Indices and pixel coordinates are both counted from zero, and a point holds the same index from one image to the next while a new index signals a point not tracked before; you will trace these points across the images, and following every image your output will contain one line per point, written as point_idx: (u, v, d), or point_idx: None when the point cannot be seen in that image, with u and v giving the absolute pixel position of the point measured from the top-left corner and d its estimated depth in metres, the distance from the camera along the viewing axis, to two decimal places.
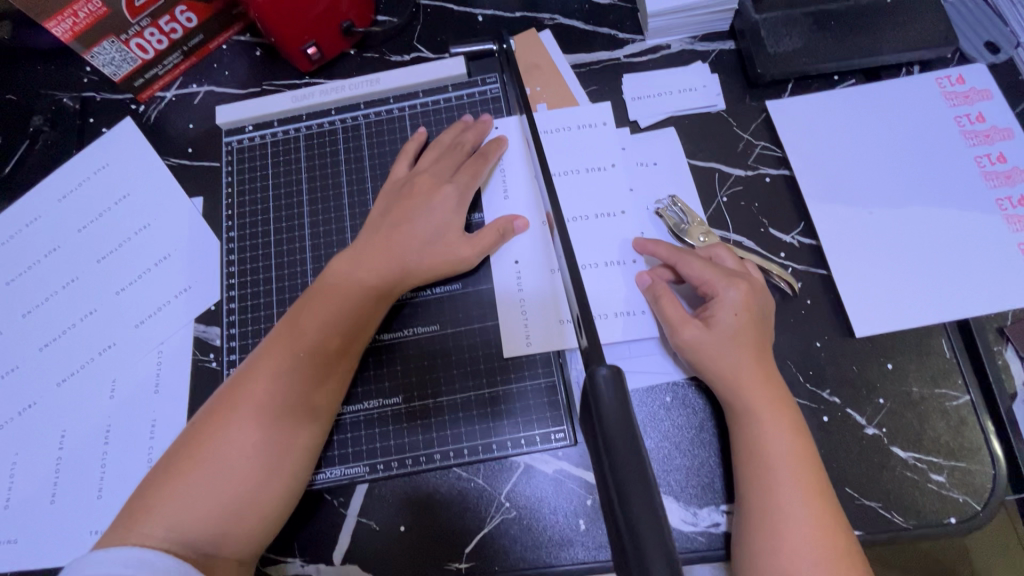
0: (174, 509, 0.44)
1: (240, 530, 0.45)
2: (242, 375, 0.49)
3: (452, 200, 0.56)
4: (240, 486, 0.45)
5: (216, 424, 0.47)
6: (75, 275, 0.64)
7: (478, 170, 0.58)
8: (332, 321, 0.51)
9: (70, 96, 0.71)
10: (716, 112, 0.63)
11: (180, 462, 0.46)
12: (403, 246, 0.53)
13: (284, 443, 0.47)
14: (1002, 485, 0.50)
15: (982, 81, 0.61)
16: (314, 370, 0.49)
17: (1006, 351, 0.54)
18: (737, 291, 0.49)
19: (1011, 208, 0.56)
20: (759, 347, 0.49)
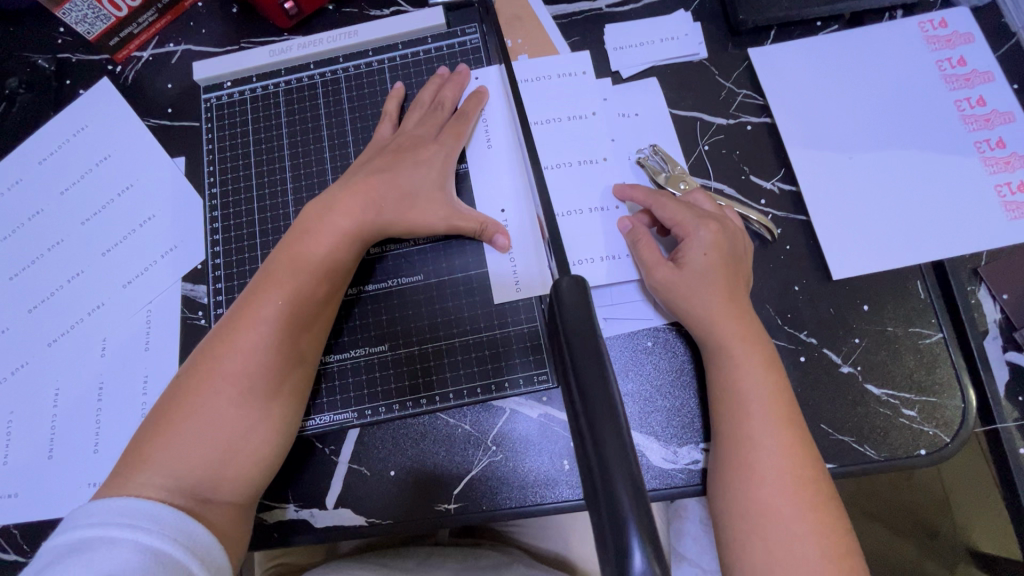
0: (167, 455, 0.45)
1: (233, 474, 0.47)
2: (229, 324, 0.49)
3: (436, 157, 0.56)
4: (231, 430, 0.47)
5: (203, 373, 0.48)
6: (60, 237, 0.65)
7: (463, 130, 0.58)
8: (316, 268, 0.51)
9: (44, 57, 0.69)
10: (698, 60, 0.62)
11: (170, 410, 0.47)
12: (386, 197, 0.53)
13: (275, 387, 0.49)
14: (971, 417, 0.51)
15: (965, 25, 0.61)
16: (302, 316, 0.50)
17: (979, 291, 0.55)
18: (709, 234, 0.51)
19: (990, 151, 0.57)
20: (732, 283, 0.50)
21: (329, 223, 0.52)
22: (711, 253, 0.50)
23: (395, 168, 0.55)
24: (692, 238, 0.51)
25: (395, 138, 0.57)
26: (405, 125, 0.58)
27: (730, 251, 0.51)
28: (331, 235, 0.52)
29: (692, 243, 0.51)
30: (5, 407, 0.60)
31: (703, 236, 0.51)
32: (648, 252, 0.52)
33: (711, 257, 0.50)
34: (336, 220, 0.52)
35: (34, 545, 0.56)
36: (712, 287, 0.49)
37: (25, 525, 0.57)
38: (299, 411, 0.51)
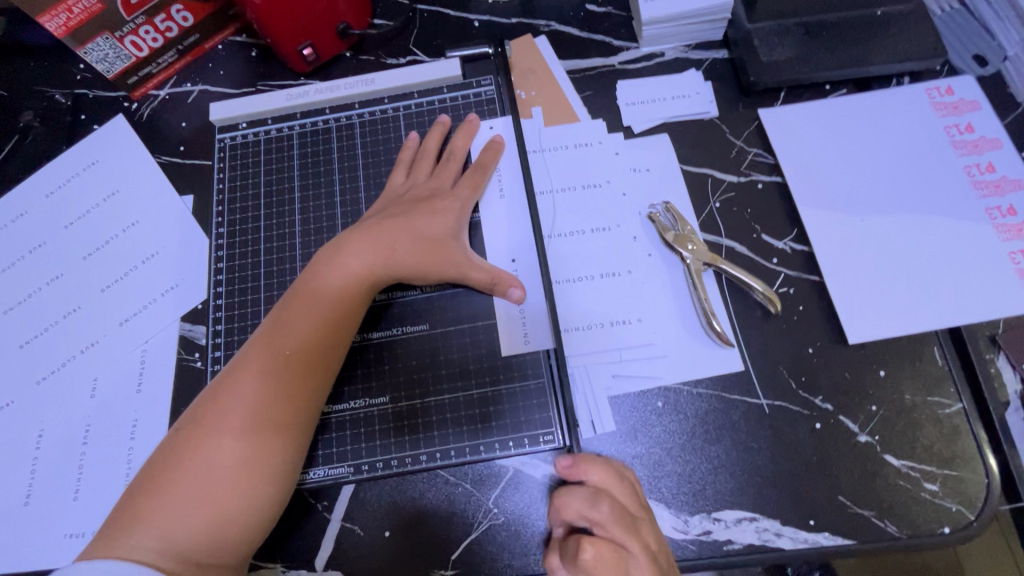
0: (162, 512, 0.43)
1: (228, 533, 0.44)
2: (231, 375, 0.48)
3: (449, 208, 0.55)
4: (227, 487, 0.44)
5: (202, 423, 0.46)
6: (60, 272, 0.63)
7: (479, 182, 0.57)
8: (322, 316, 0.50)
9: (62, 93, 0.70)
10: (709, 118, 0.63)
11: (167, 463, 0.45)
12: (402, 245, 0.53)
13: (272, 443, 0.46)
14: (995, 493, 0.49)
15: (971, 93, 0.62)
16: (304, 367, 0.49)
17: (997, 359, 0.53)
18: (619, 525, 0.42)
19: (1001, 217, 0.57)
20: (635, 526, 0.43)
21: (341, 269, 0.52)
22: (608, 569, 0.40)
23: (412, 217, 0.54)
24: (584, 497, 0.44)
25: (409, 189, 0.57)
26: (416, 175, 0.58)
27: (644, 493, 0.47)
28: (341, 281, 0.51)
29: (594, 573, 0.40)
30: None
31: (644, 553, 0.41)
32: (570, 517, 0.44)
33: (626, 502, 0.45)
34: (349, 265, 0.52)
35: None
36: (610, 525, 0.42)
37: None
38: (298, 466, 0.48)
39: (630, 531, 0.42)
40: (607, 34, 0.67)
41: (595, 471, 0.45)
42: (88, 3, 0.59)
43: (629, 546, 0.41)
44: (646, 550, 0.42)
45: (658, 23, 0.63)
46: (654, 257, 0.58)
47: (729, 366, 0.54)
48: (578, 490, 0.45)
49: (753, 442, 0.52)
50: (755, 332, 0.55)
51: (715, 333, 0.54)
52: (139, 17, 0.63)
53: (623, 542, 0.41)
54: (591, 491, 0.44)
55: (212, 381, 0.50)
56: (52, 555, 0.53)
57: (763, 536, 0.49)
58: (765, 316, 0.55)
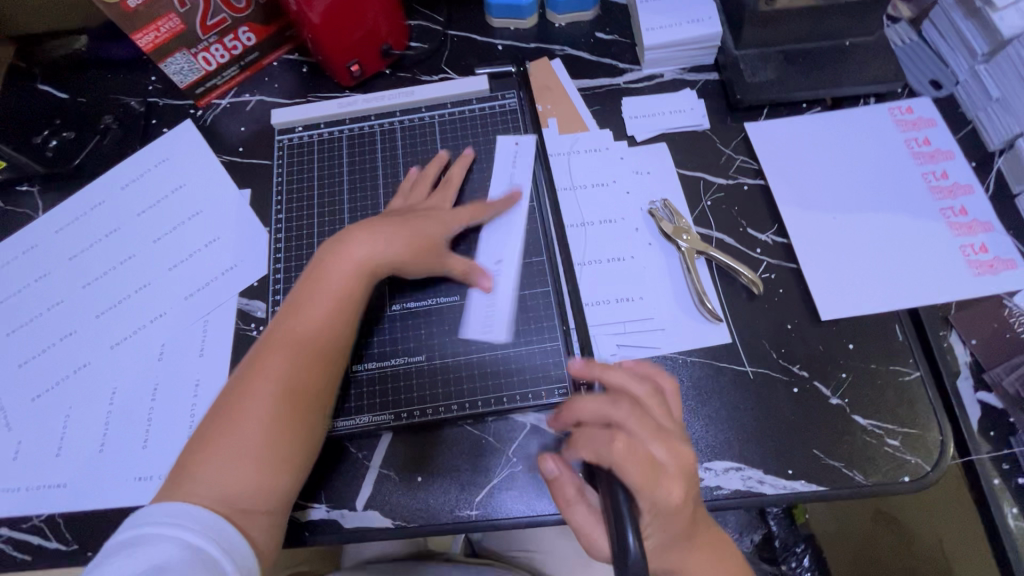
0: (208, 472, 0.50)
1: (267, 486, 0.51)
2: (260, 354, 0.54)
3: (444, 216, 0.63)
4: (265, 446, 0.51)
5: (234, 399, 0.52)
6: (132, 253, 0.72)
7: (481, 208, 0.64)
8: (335, 300, 0.57)
9: (136, 100, 0.81)
10: (702, 130, 0.73)
11: (209, 432, 0.52)
12: (402, 242, 0.59)
13: (298, 409, 0.53)
14: (949, 448, 0.57)
15: (928, 111, 0.72)
16: (322, 342, 0.55)
17: (950, 336, 0.62)
18: (644, 428, 0.47)
19: (954, 216, 0.66)
20: (662, 433, 0.47)
21: (352, 258, 0.58)
22: (633, 462, 0.44)
23: (414, 220, 0.61)
24: (613, 404, 0.48)
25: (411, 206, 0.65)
26: (415, 197, 0.66)
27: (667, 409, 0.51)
28: (347, 268, 0.57)
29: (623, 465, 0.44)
30: (64, 403, 0.65)
31: (666, 450, 0.46)
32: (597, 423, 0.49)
33: (652, 410, 0.49)
34: (358, 256, 0.58)
35: (76, 534, 0.60)
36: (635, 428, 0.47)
37: (70, 515, 0.61)
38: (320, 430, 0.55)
39: (653, 432, 0.47)
40: (613, 58, 0.77)
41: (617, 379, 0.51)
42: (173, 24, 0.69)
43: (655, 448, 0.46)
44: (670, 452, 0.46)
45: (658, 49, 0.73)
46: (654, 246, 0.66)
47: (719, 338, 0.62)
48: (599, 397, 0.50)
49: (739, 403, 0.60)
50: (742, 310, 0.63)
51: (706, 310, 0.62)
52: (212, 37, 0.74)
53: (648, 442, 0.46)
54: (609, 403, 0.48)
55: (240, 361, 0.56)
56: (124, 494, 0.61)
57: (747, 483, 0.56)
58: (750, 296, 0.64)
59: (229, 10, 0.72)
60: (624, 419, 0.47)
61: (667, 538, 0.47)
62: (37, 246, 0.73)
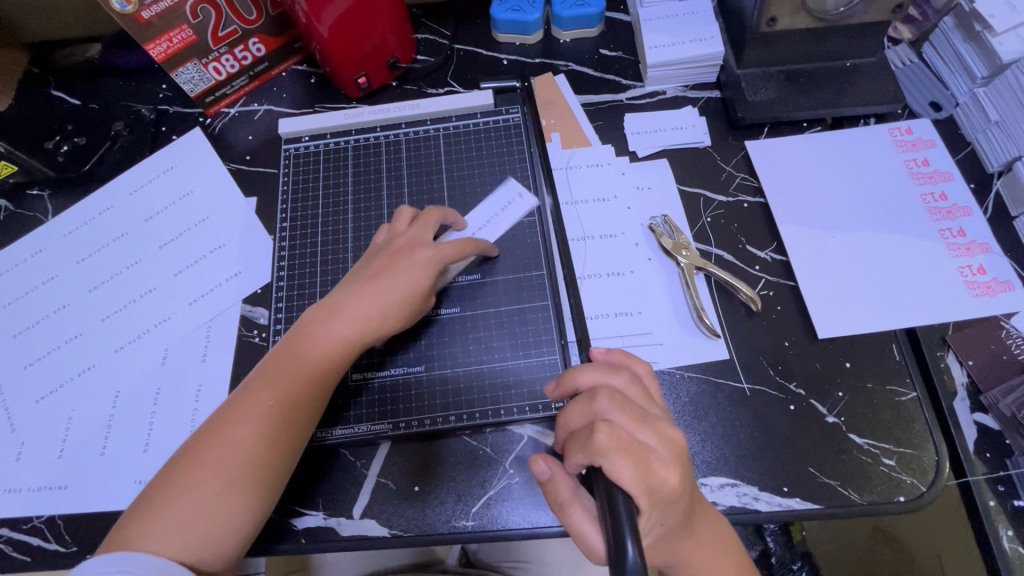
0: (161, 528, 0.50)
1: (216, 548, 0.51)
2: (226, 416, 0.54)
3: (425, 256, 0.59)
4: (211, 511, 0.51)
5: (198, 457, 0.53)
6: (138, 258, 0.73)
7: (464, 244, 0.61)
8: (305, 372, 0.56)
9: (147, 108, 0.82)
10: (703, 147, 0.74)
11: (165, 486, 0.52)
12: (384, 306, 0.57)
13: (250, 476, 0.53)
14: (944, 469, 0.57)
15: (927, 133, 0.72)
16: (285, 414, 0.55)
17: (948, 356, 0.62)
18: (628, 415, 0.43)
19: (952, 237, 0.66)
20: (647, 418, 0.43)
21: (335, 327, 0.56)
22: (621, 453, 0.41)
23: (397, 264, 0.59)
24: (591, 397, 0.44)
25: (392, 240, 0.61)
26: (399, 229, 0.63)
27: (652, 394, 0.47)
28: (333, 341, 0.56)
29: (610, 458, 0.40)
30: (67, 405, 0.66)
31: (656, 439, 0.42)
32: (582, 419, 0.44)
33: (636, 397, 0.46)
34: (346, 326, 0.56)
35: (74, 536, 0.60)
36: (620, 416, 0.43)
37: (70, 517, 0.61)
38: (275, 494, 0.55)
39: (638, 421, 0.43)
40: (617, 74, 0.79)
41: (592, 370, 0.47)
42: (186, 35, 0.71)
43: (642, 435, 0.42)
44: (658, 436, 0.43)
45: (661, 66, 0.74)
46: (654, 261, 0.67)
47: (716, 354, 0.62)
48: (578, 399, 0.45)
49: (735, 419, 0.60)
50: (740, 326, 0.64)
51: (705, 325, 0.63)
52: (223, 47, 0.75)
53: (634, 430, 0.42)
54: (588, 402, 0.44)
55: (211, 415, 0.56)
56: (123, 498, 0.61)
57: (742, 499, 0.57)
58: (748, 313, 0.64)
59: (240, 22, 0.73)
60: (605, 409, 0.43)
61: (667, 529, 0.44)
62: (44, 249, 0.74)
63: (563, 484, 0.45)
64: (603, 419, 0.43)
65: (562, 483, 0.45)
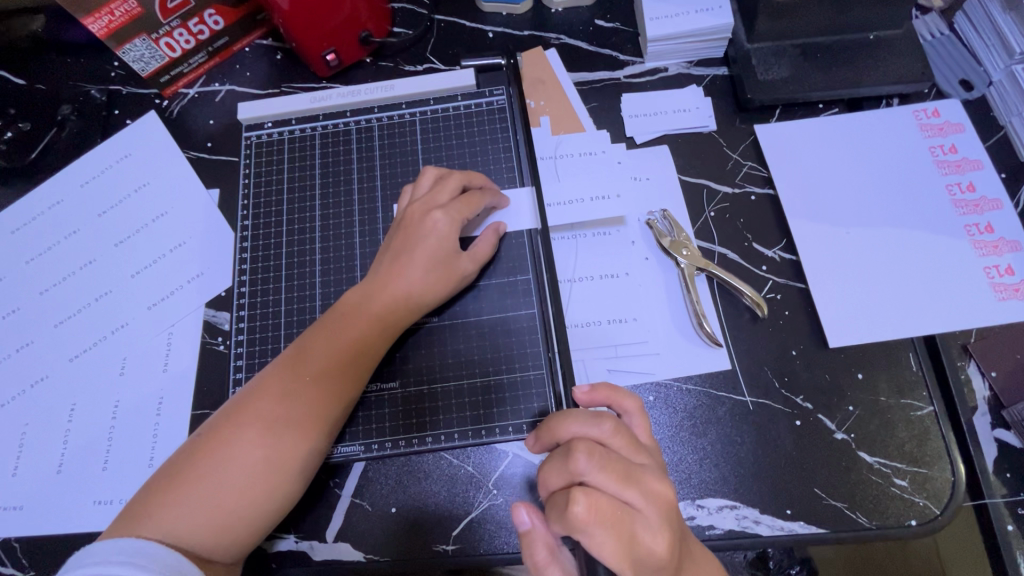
0: (170, 510, 0.46)
1: (234, 534, 0.48)
2: (266, 380, 0.52)
3: (442, 224, 0.56)
4: (242, 484, 0.48)
5: (233, 424, 0.50)
6: (93, 257, 0.68)
7: (474, 200, 0.58)
8: (352, 330, 0.54)
9: (98, 88, 0.75)
10: (708, 132, 0.67)
11: (191, 460, 0.49)
12: (429, 264, 0.56)
13: (290, 444, 0.50)
14: (961, 491, 0.53)
15: (956, 116, 0.66)
16: (331, 376, 0.52)
17: (968, 367, 0.57)
18: (610, 476, 0.39)
19: (979, 234, 0.60)
20: (632, 474, 0.40)
21: (389, 285, 0.55)
22: (602, 523, 0.38)
23: (422, 237, 0.56)
24: (568, 453, 0.40)
25: (408, 206, 0.59)
26: (433, 198, 0.58)
27: (636, 439, 0.44)
28: (364, 325, 0.54)
29: (591, 530, 0.37)
30: (21, 419, 0.61)
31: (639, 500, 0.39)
32: (560, 480, 0.41)
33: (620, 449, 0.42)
34: (401, 284, 0.55)
35: (34, 559, 0.57)
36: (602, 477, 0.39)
37: (27, 539, 0.58)
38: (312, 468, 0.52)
39: (620, 482, 0.39)
40: (613, 49, 0.71)
41: (568, 418, 0.44)
42: (129, 7, 0.63)
43: (625, 496, 0.39)
44: (644, 495, 0.39)
45: (662, 40, 0.67)
46: (651, 261, 0.61)
47: (717, 364, 0.57)
48: (554, 458, 0.42)
49: (737, 436, 0.55)
50: (743, 334, 0.59)
51: (705, 334, 0.58)
52: (175, 21, 0.67)
53: (618, 491, 0.39)
54: (564, 461, 0.40)
55: (240, 389, 0.54)
56: (81, 520, 0.57)
57: (742, 523, 0.53)
58: (753, 319, 0.59)
59: None
60: (584, 470, 0.39)
61: None
62: None
63: (541, 547, 0.41)
64: (581, 481, 0.39)
65: (540, 542, 0.41)
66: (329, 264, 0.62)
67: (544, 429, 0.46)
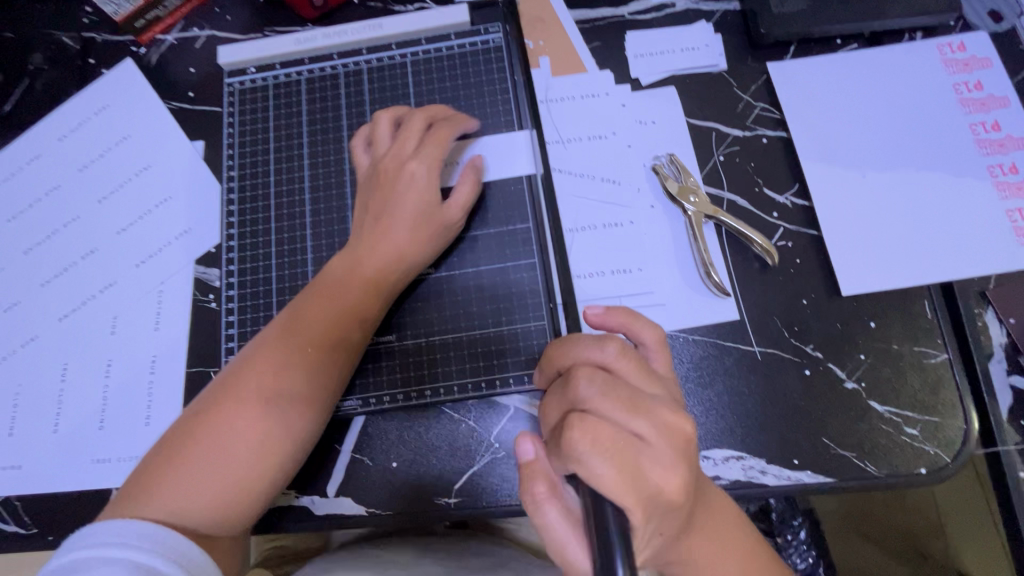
0: (167, 490, 0.45)
1: (238, 510, 0.46)
2: (257, 353, 0.50)
3: (420, 175, 0.53)
4: (243, 459, 0.46)
5: (227, 399, 0.48)
6: (76, 214, 0.65)
7: (444, 135, 0.55)
8: (347, 297, 0.52)
9: (70, 36, 0.70)
10: (717, 71, 0.63)
11: (185, 438, 0.47)
12: (417, 220, 0.53)
13: (289, 416, 0.48)
14: (972, 439, 0.51)
15: (983, 50, 0.61)
16: (326, 344, 0.50)
17: (986, 314, 0.55)
18: (613, 402, 0.37)
19: (1002, 175, 0.57)
20: (639, 403, 0.38)
21: (381, 247, 0.53)
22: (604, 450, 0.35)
23: (402, 191, 0.53)
24: (569, 382, 0.39)
25: (378, 162, 0.55)
26: (403, 147, 0.54)
27: (651, 371, 0.41)
28: (354, 291, 0.52)
29: (589, 455, 0.35)
30: (13, 380, 0.60)
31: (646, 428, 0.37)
32: (562, 409, 0.40)
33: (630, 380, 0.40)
34: (393, 243, 0.53)
35: (33, 518, 0.57)
36: (603, 401, 0.37)
37: (26, 498, 0.57)
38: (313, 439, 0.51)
39: (624, 410, 0.37)
40: None
41: (577, 348, 0.42)
42: None
43: (632, 426, 0.37)
44: (652, 425, 0.37)
45: None
46: (657, 209, 0.59)
47: (725, 314, 0.56)
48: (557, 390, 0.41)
49: (744, 387, 0.54)
50: (752, 283, 0.56)
51: (712, 283, 0.56)
52: None
53: (623, 419, 0.37)
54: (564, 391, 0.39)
55: (229, 363, 0.51)
56: (81, 478, 0.57)
57: (748, 473, 0.52)
58: (762, 268, 0.57)
59: None
60: (584, 395, 0.38)
61: (667, 538, 0.39)
62: None
63: (541, 480, 0.39)
64: (582, 408, 0.38)
65: (542, 472, 0.39)
66: (319, 217, 0.60)
67: (553, 361, 0.45)
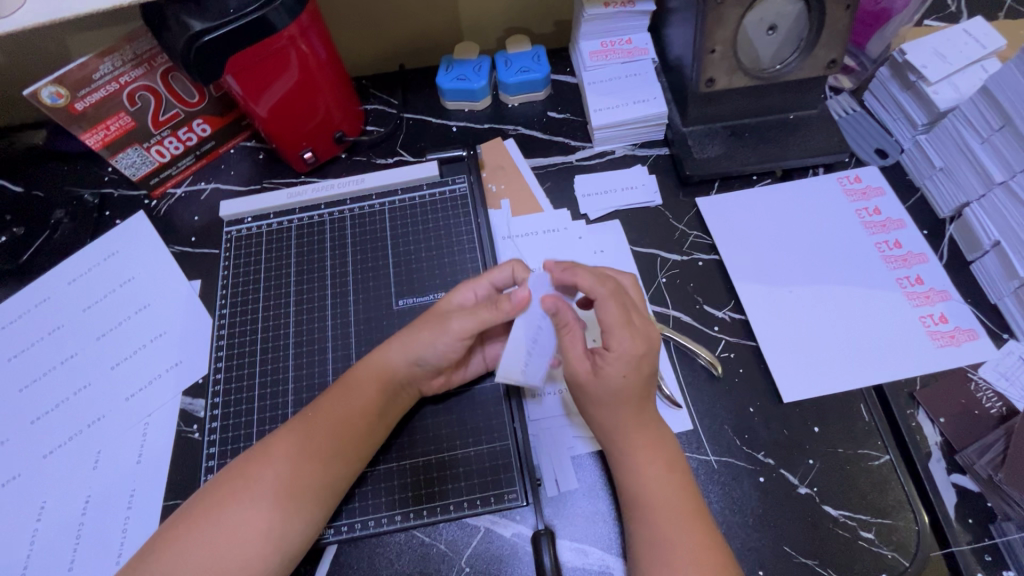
0: (177, 553, 0.48)
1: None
2: (274, 441, 0.54)
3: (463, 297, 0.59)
4: (248, 537, 0.49)
5: (244, 474, 0.52)
6: (74, 351, 0.70)
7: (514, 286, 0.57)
8: (360, 392, 0.55)
9: (91, 193, 0.80)
10: (654, 206, 0.73)
11: (205, 505, 0.50)
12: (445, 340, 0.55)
13: (290, 503, 0.50)
14: (926, 540, 0.53)
15: (876, 181, 0.72)
16: (337, 436, 0.54)
17: (918, 414, 0.59)
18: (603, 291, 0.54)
19: (911, 286, 0.65)
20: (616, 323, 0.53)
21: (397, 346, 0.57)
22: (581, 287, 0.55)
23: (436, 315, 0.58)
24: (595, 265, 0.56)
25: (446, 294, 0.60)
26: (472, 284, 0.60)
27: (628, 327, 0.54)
28: (364, 387, 0.56)
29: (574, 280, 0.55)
30: None
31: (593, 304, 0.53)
32: (616, 312, 0.52)
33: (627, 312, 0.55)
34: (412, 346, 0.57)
35: None
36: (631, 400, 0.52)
37: None
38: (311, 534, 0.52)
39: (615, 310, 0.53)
40: (566, 136, 0.79)
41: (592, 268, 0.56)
42: (124, 122, 0.70)
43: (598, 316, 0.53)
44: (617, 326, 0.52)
45: (607, 128, 0.75)
46: None
47: (679, 424, 0.59)
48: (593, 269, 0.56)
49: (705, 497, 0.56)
50: (701, 393, 0.61)
51: (664, 396, 0.60)
52: (165, 130, 0.74)
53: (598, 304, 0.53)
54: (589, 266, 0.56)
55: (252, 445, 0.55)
56: None
57: None
58: (710, 377, 0.62)
59: (181, 105, 0.73)
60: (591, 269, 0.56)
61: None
62: None
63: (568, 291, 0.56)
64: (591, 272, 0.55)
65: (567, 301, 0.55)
66: (301, 347, 0.65)
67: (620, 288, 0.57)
